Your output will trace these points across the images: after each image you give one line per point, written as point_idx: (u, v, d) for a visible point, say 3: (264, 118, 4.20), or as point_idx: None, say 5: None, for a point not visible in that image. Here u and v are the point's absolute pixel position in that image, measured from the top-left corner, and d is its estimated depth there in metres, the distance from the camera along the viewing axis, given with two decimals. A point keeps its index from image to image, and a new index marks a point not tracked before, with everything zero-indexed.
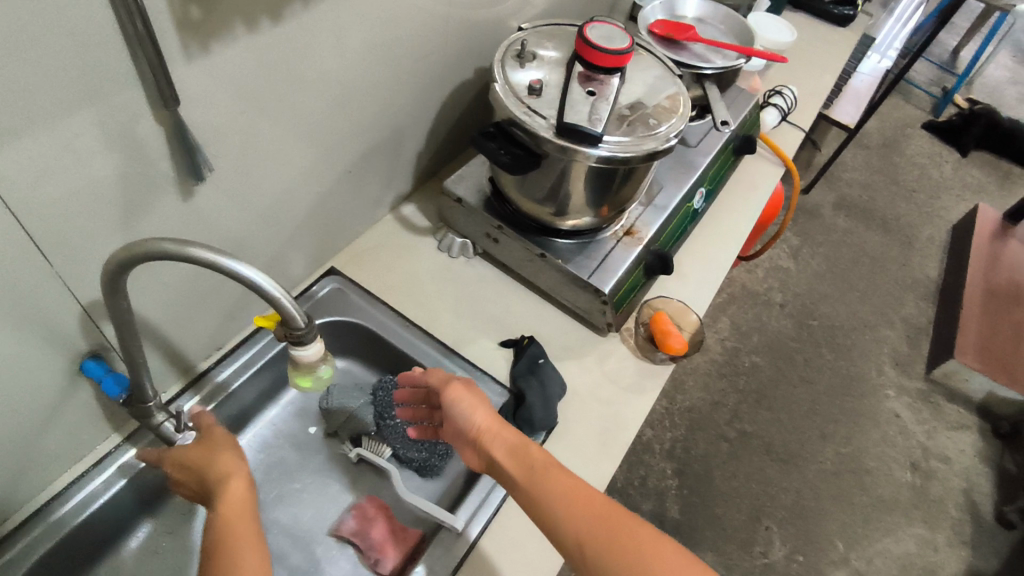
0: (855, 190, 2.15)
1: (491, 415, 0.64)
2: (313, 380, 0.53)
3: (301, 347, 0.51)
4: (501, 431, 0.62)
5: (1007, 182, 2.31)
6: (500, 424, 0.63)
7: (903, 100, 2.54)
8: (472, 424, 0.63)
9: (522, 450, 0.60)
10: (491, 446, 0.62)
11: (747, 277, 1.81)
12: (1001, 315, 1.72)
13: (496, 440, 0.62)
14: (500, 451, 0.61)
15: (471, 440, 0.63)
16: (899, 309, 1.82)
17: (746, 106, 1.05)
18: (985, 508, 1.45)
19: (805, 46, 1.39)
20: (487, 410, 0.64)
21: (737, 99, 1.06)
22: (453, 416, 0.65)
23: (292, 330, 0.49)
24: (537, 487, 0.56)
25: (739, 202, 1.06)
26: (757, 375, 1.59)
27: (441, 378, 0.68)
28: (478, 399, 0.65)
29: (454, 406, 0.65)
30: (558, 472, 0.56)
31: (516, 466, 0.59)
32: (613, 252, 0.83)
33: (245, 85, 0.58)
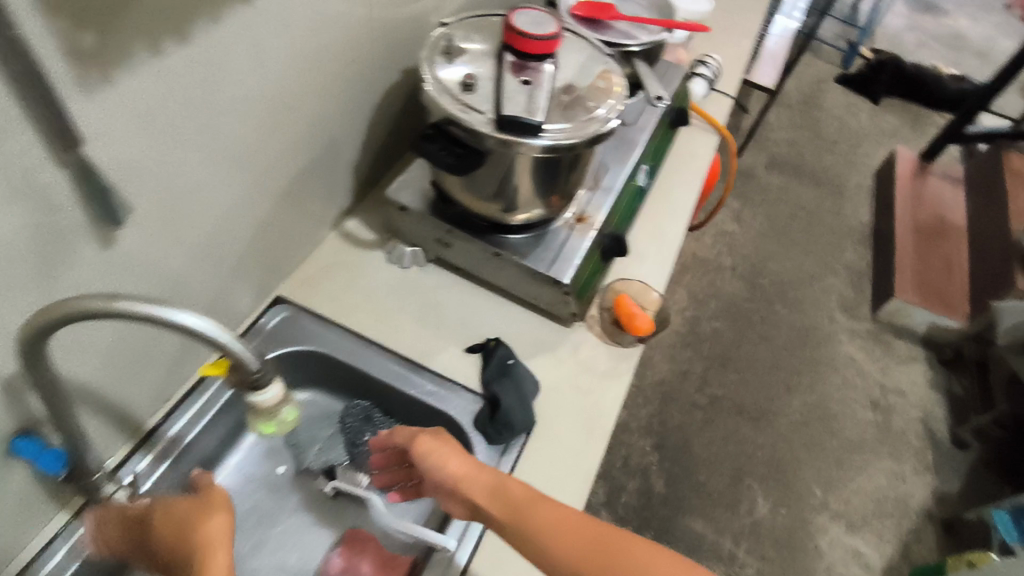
0: (783, 149, 2.23)
1: (464, 461, 0.62)
2: (276, 424, 0.50)
3: (258, 391, 0.47)
4: (476, 473, 0.61)
5: (918, 124, 2.45)
6: (475, 467, 0.61)
7: (814, 57, 2.64)
8: (447, 475, 0.61)
9: (501, 488, 0.58)
10: (470, 491, 0.60)
11: (696, 245, 1.84)
12: (930, 251, 1.83)
13: (475, 484, 0.60)
14: (480, 494, 0.59)
15: (449, 491, 0.61)
16: (839, 257, 1.90)
17: (677, 78, 1.06)
18: (942, 433, 1.53)
19: (721, 14, 1.41)
20: (459, 456, 0.62)
21: (667, 72, 1.07)
22: (428, 472, 0.63)
23: (246, 374, 0.46)
24: (523, 524, 0.55)
25: (681, 174, 1.07)
26: (719, 339, 1.62)
27: (407, 436, 0.67)
28: (449, 448, 0.63)
29: (425, 463, 0.63)
30: (541, 505, 0.55)
31: (499, 507, 0.57)
32: (568, 241, 0.82)
33: (156, 116, 0.53)
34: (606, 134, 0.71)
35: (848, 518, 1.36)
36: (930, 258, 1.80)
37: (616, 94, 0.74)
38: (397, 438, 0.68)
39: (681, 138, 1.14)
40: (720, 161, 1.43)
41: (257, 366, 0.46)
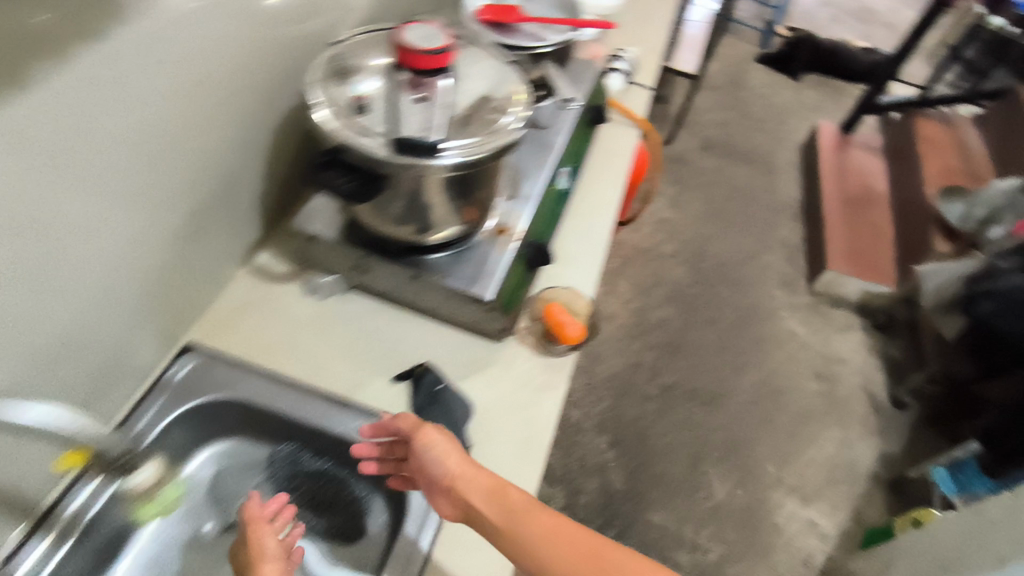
0: (713, 130, 2.26)
1: (466, 460, 0.62)
2: (155, 505, 0.66)
3: (134, 475, 0.63)
4: (477, 474, 0.60)
5: (837, 97, 2.53)
6: (476, 467, 0.61)
7: (734, 39, 2.70)
8: (447, 471, 0.61)
9: (500, 492, 0.58)
10: (467, 492, 0.59)
11: (636, 234, 1.84)
12: (858, 220, 1.89)
13: (475, 485, 0.60)
14: (477, 496, 0.59)
15: (445, 486, 0.60)
16: (774, 234, 1.94)
17: (592, 74, 1.05)
18: (882, 396, 1.58)
19: (634, 5, 1.41)
20: (462, 455, 0.62)
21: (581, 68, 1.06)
22: (426, 464, 0.62)
23: (112, 463, 0.61)
24: (519, 531, 0.56)
25: (604, 172, 1.06)
26: (666, 327, 1.63)
27: (411, 423, 0.65)
28: (452, 444, 0.63)
29: (428, 453, 0.62)
30: (540, 513, 0.56)
31: (496, 512, 0.57)
32: (488, 255, 0.79)
33: (13, 147, 0.48)
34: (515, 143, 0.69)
35: (802, 491, 1.39)
36: (858, 228, 1.87)
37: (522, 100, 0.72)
38: (399, 424, 0.65)
39: (604, 133, 1.14)
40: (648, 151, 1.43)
41: (123, 455, 0.61)
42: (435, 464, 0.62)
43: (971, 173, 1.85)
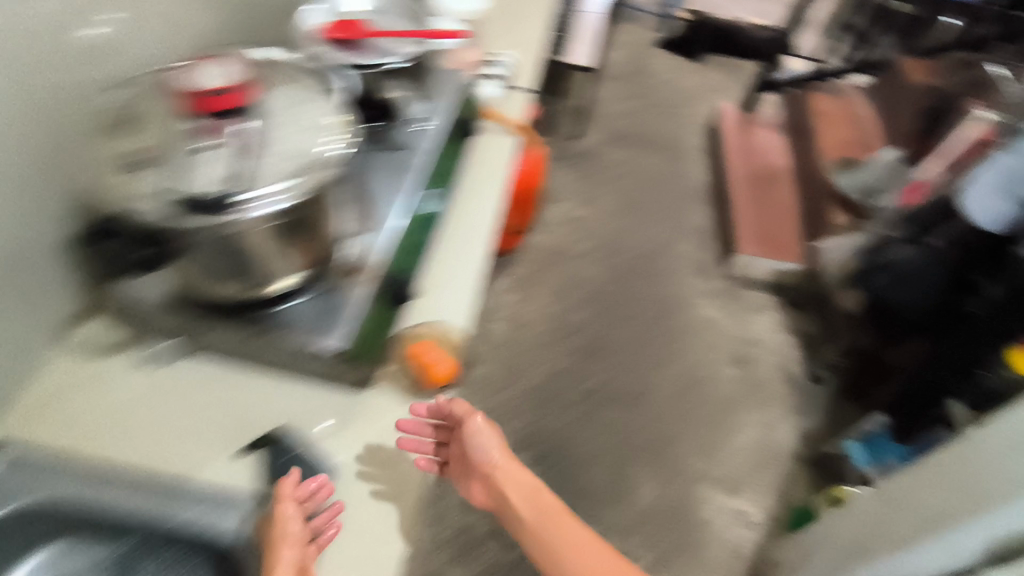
0: (619, 121, 2.25)
1: (510, 458, 0.75)
2: None
3: None
4: (518, 473, 0.74)
5: (737, 75, 2.57)
6: (517, 465, 0.75)
7: (635, 26, 2.72)
8: (492, 464, 0.74)
9: (536, 494, 0.73)
10: (507, 487, 0.73)
11: (547, 236, 1.79)
12: (764, 198, 1.91)
13: (512, 477, 0.74)
14: (516, 494, 0.73)
15: (487, 476, 0.73)
16: (686, 221, 1.94)
17: (452, 87, 1.00)
18: (799, 372, 1.60)
19: (506, 5, 1.36)
20: (505, 453, 0.75)
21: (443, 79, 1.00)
22: (473, 454, 0.73)
23: None
24: (546, 530, 0.71)
25: (479, 188, 1.01)
26: (583, 329, 1.60)
27: (464, 411, 0.74)
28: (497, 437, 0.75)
29: (477, 445, 0.73)
30: (565, 519, 0.72)
31: (530, 510, 0.72)
32: (337, 301, 0.73)
33: None
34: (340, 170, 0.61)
35: (729, 480, 1.38)
36: (765, 206, 1.89)
37: (343, 122, 0.64)
38: (455, 408, 0.74)
39: (479, 142, 1.08)
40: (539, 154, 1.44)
41: None
42: (480, 452, 0.74)
43: (863, 142, 1.90)
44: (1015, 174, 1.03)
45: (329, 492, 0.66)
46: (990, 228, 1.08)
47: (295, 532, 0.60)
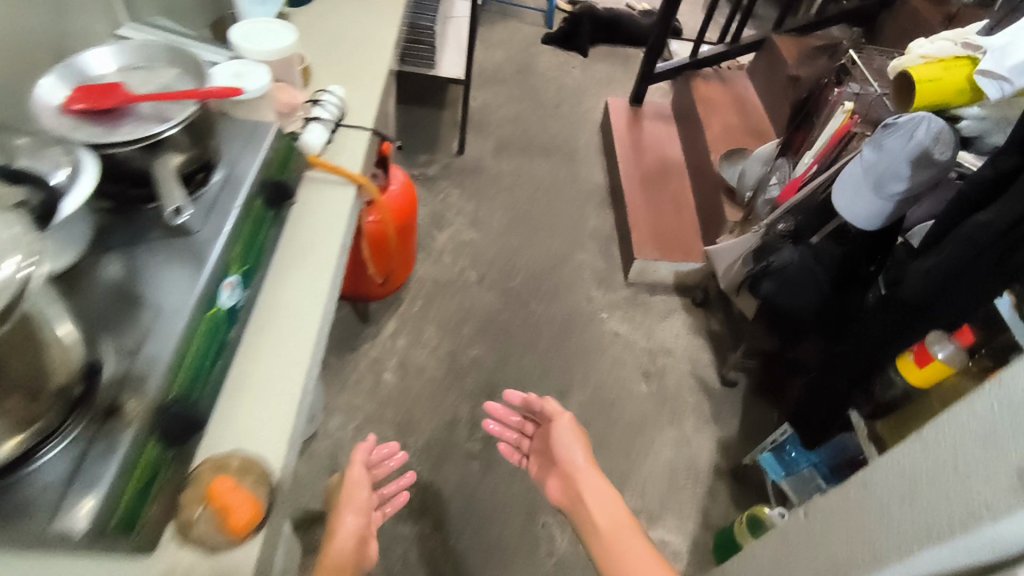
0: (506, 129, 2.15)
1: (587, 460, 1.04)
2: None
3: None
4: (590, 472, 1.03)
5: (625, 68, 2.54)
6: (590, 468, 1.03)
7: (519, 23, 2.66)
8: (570, 459, 1.05)
9: (610, 500, 0.98)
10: (579, 478, 1.03)
11: (435, 267, 1.67)
12: (660, 197, 1.86)
13: (587, 476, 1.03)
14: (585, 486, 1.01)
15: (565, 467, 1.05)
16: (584, 228, 1.86)
17: (256, 155, 0.87)
18: (711, 379, 1.54)
19: (341, 37, 1.24)
20: (583, 455, 1.05)
21: (250, 136, 0.89)
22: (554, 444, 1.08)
23: None
24: (603, 529, 0.95)
25: (304, 262, 0.89)
26: (481, 367, 1.49)
27: (551, 411, 1.11)
28: (579, 442, 1.06)
29: (558, 436, 1.08)
30: (629, 531, 0.94)
31: (600, 509, 0.98)
32: (87, 457, 0.57)
33: None
34: (10, 304, 0.46)
35: (646, 510, 1.31)
36: (661, 206, 1.83)
37: (27, 236, 0.49)
38: (544, 406, 1.12)
39: (304, 210, 0.95)
40: (394, 193, 1.38)
41: None
42: (564, 449, 1.07)
43: (751, 129, 1.87)
44: (885, 169, 0.98)
45: (397, 457, 1.02)
46: (860, 225, 1.04)
47: (359, 502, 0.90)
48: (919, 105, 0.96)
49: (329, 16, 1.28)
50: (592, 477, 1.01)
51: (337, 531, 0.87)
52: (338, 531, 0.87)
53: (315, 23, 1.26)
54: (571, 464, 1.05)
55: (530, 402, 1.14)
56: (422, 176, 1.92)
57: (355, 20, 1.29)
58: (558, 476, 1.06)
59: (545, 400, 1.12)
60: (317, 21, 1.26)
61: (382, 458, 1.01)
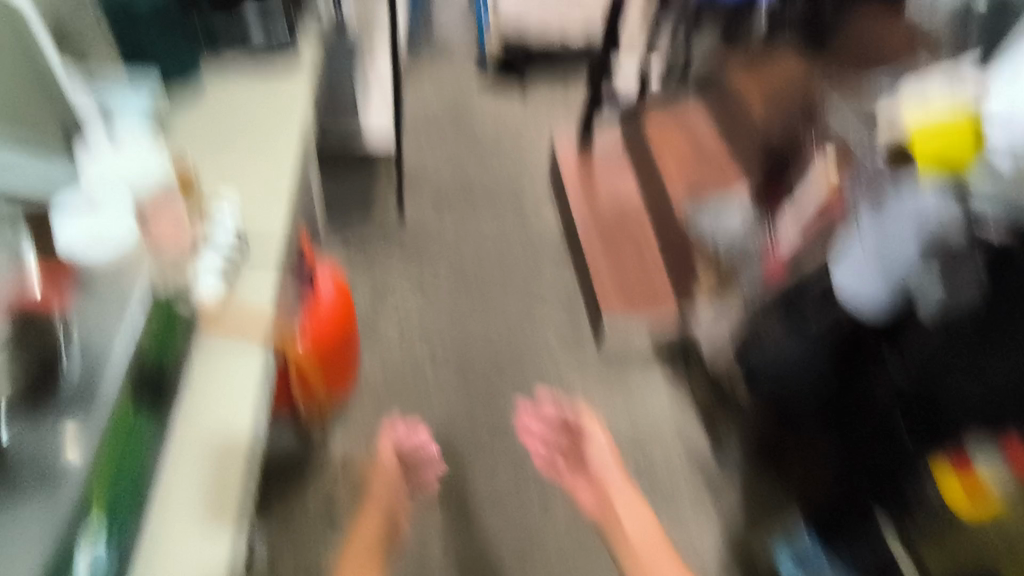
0: (445, 177, 1.95)
1: (653, 538, 1.08)
2: None
3: None
4: (652, 551, 1.06)
5: (568, 94, 2.37)
6: (666, 560, 1.04)
7: (447, 53, 2.47)
8: (609, 458, 1.22)
9: None
10: (616, 521, 1.12)
11: (380, 359, 1.45)
12: (623, 242, 1.67)
13: (629, 513, 1.13)
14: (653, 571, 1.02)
15: (598, 476, 1.20)
16: (542, 284, 1.67)
17: (115, 346, 0.64)
18: (705, 451, 1.38)
19: (237, 135, 1.04)
20: (632, 519, 1.11)
21: (107, 317, 0.66)
22: (595, 439, 1.25)
23: None
24: None
25: (188, 484, 0.68)
26: (446, 484, 1.30)
27: (584, 421, 1.27)
28: (616, 465, 1.21)
29: (593, 444, 1.24)
30: None
31: None
32: None
33: None
34: None
35: None
36: (624, 250, 1.65)
37: None
38: (586, 420, 1.27)
39: (187, 393, 0.75)
40: (320, 305, 1.15)
41: None
42: (597, 455, 1.23)
43: (713, 165, 1.72)
44: (895, 258, 0.87)
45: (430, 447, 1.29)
46: (874, 322, 0.91)
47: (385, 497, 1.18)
48: None
49: (222, 106, 1.09)
50: (625, 490, 1.16)
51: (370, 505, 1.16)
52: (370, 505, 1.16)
53: (204, 120, 1.06)
54: (609, 480, 1.19)
55: (563, 416, 1.31)
56: (356, 241, 1.70)
57: (254, 108, 1.09)
58: (591, 486, 1.20)
59: (587, 417, 1.27)
60: (207, 117, 1.07)
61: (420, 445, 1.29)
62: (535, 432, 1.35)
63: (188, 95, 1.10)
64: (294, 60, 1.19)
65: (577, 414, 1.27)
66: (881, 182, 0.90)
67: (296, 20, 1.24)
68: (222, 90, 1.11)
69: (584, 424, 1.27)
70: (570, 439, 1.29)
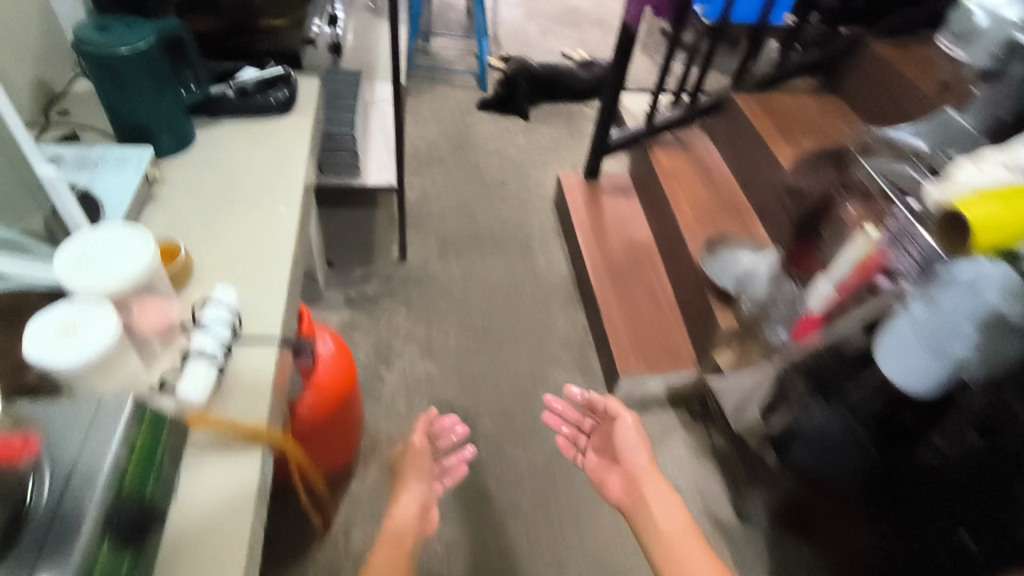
0: (450, 221, 1.91)
1: (650, 464, 1.10)
2: None
3: None
4: (649, 473, 1.09)
5: (571, 129, 2.34)
6: (651, 471, 1.09)
7: (450, 87, 2.44)
8: (644, 460, 1.10)
9: (662, 498, 1.03)
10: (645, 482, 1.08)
11: (388, 421, 1.41)
12: (634, 293, 1.63)
13: (652, 482, 1.07)
14: (661, 517, 1.00)
15: (633, 473, 1.10)
16: (554, 336, 1.63)
17: (102, 469, 0.58)
18: (727, 515, 1.32)
19: (232, 207, 1.00)
20: (641, 454, 1.11)
21: (92, 433, 0.60)
22: (624, 430, 1.15)
23: None
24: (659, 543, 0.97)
25: None
26: (458, 555, 1.25)
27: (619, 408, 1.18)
28: (643, 447, 1.12)
29: (624, 429, 1.15)
30: (690, 537, 0.96)
31: (670, 523, 0.98)
32: None
33: None
34: None
35: None
36: (637, 303, 1.61)
37: None
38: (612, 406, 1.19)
39: (199, 499, 0.67)
40: (324, 374, 1.10)
41: None
42: (629, 450, 1.13)
43: (724, 202, 1.67)
44: (945, 332, 0.76)
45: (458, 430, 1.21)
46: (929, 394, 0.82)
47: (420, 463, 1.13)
48: (977, 246, 0.73)
49: (218, 180, 1.05)
50: (656, 481, 1.07)
51: (405, 484, 1.09)
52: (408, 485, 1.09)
53: (198, 192, 1.02)
54: (636, 464, 1.10)
55: (592, 400, 1.23)
56: (360, 297, 1.66)
57: (252, 179, 1.05)
58: (622, 476, 1.11)
59: (616, 404, 1.17)
60: (202, 189, 1.02)
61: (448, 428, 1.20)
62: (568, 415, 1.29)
63: (183, 170, 1.06)
64: (292, 132, 1.16)
65: (604, 399, 1.19)
66: (921, 259, 0.83)
67: (292, 86, 1.21)
68: (217, 163, 1.08)
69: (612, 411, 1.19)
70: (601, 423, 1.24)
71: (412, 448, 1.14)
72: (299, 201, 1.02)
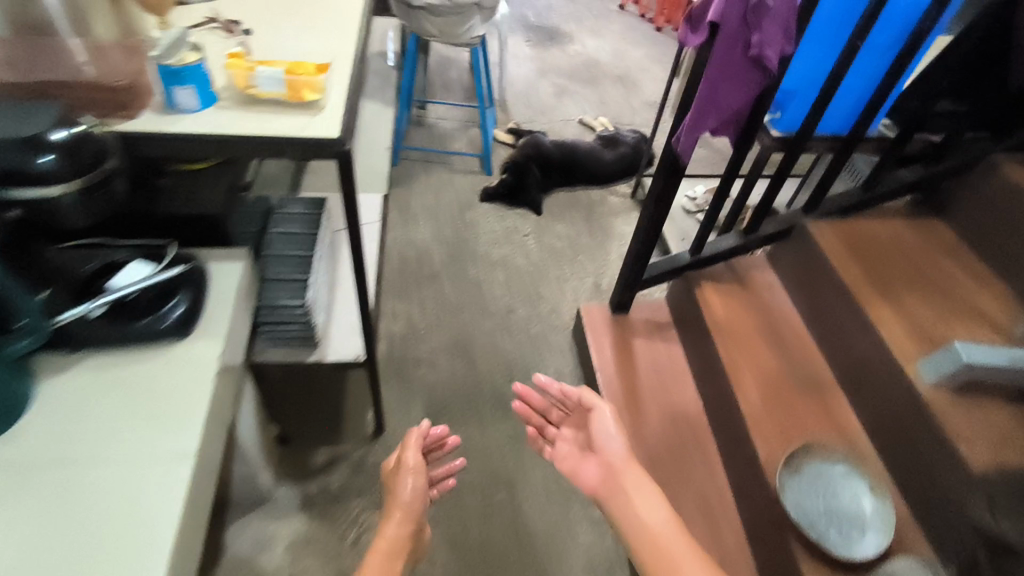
0: (443, 368, 1.52)
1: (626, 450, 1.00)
2: None
3: None
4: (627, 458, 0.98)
5: (592, 227, 1.95)
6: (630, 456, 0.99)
7: (448, 171, 2.07)
8: (621, 447, 1.01)
9: (642, 480, 0.95)
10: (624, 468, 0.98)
11: None
12: (680, 498, 1.23)
13: (628, 468, 0.98)
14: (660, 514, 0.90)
15: (611, 466, 0.99)
16: (572, 558, 1.24)
17: None
18: None
19: (58, 565, 0.60)
20: (618, 441, 1.02)
21: None
22: (600, 424, 1.05)
23: None
24: (633, 533, 0.89)
25: None
26: None
27: (593, 399, 1.07)
28: (622, 438, 1.02)
29: (598, 423, 1.05)
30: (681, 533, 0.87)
31: (633, 490, 0.93)
32: None
33: None
34: None
35: None
36: (684, 517, 1.20)
37: None
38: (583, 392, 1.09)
39: None
40: None
41: None
42: (603, 435, 1.04)
43: (799, 376, 1.27)
44: None
45: (452, 439, 1.11)
46: None
47: (414, 465, 1.02)
48: None
49: (52, 495, 0.65)
50: (634, 469, 0.96)
51: (395, 499, 0.99)
52: (392, 504, 0.99)
53: (10, 528, 0.62)
54: (611, 452, 1.01)
55: (565, 392, 1.12)
56: (321, 493, 1.27)
57: (108, 492, 0.66)
58: (596, 465, 1.01)
59: (586, 390, 1.09)
60: (20, 512, 0.63)
61: (439, 439, 1.10)
62: (534, 406, 1.19)
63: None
64: (190, 376, 0.77)
65: (578, 390, 1.08)
66: None
67: (197, 290, 0.84)
68: (60, 451, 0.69)
69: (586, 400, 1.08)
70: (573, 413, 1.14)
71: (401, 467, 1.01)
72: (172, 548, 0.63)
